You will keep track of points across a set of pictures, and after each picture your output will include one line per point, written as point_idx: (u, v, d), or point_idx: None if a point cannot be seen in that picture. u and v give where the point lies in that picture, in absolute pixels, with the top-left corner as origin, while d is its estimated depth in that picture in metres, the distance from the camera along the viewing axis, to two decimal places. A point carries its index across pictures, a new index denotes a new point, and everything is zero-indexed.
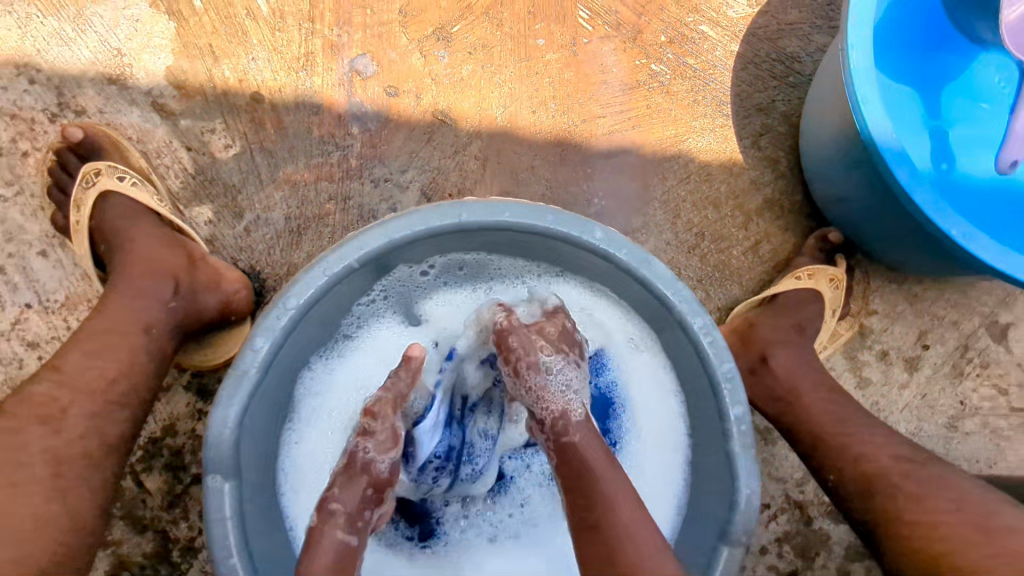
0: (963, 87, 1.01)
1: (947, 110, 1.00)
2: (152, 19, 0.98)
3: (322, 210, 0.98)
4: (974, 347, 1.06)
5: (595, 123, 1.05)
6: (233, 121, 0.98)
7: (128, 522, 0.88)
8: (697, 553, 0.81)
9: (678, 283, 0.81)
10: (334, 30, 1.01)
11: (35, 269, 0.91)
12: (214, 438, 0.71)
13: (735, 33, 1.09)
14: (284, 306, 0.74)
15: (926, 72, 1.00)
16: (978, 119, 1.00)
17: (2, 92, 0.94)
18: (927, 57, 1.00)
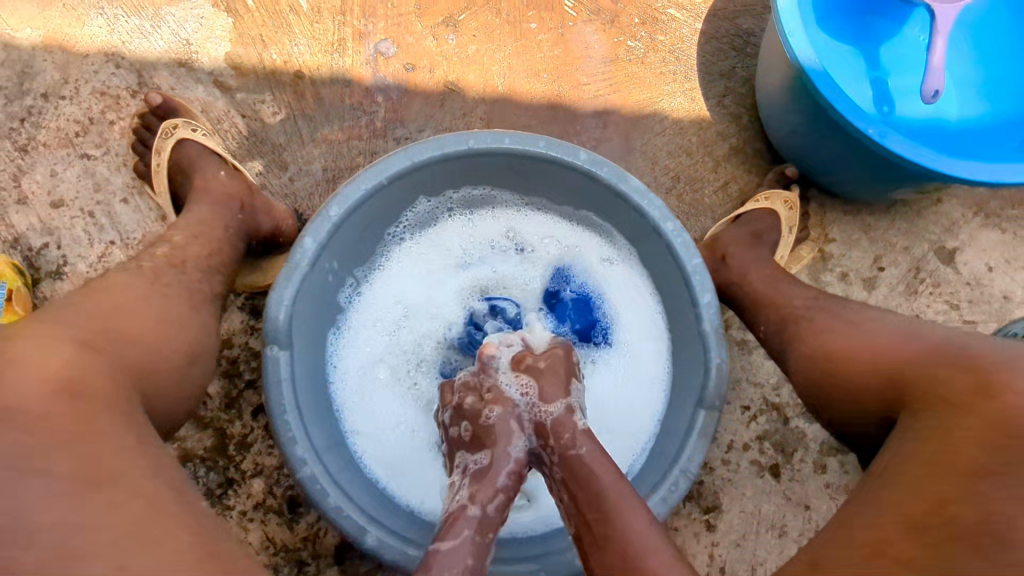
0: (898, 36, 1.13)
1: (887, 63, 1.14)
2: (213, 16, 1.20)
3: (354, 163, 1.18)
4: (927, 268, 1.19)
5: (581, 90, 1.24)
6: (279, 94, 1.18)
7: (193, 421, 1.04)
8: (678, 423, 0.93)
9: (653, 195, 0.94)
10: (361, 20, 1.21)
11: (119, 213, 1.11)
12: (271, 318, 0.86)
13: (698, 14, 1.27)
14: (327, 214, 0.88)
15: (869, 31, 1.13)
16: (914, 63, 1.14)
17: (94, 75, 1.16)
18: (863, 12, 1.13)
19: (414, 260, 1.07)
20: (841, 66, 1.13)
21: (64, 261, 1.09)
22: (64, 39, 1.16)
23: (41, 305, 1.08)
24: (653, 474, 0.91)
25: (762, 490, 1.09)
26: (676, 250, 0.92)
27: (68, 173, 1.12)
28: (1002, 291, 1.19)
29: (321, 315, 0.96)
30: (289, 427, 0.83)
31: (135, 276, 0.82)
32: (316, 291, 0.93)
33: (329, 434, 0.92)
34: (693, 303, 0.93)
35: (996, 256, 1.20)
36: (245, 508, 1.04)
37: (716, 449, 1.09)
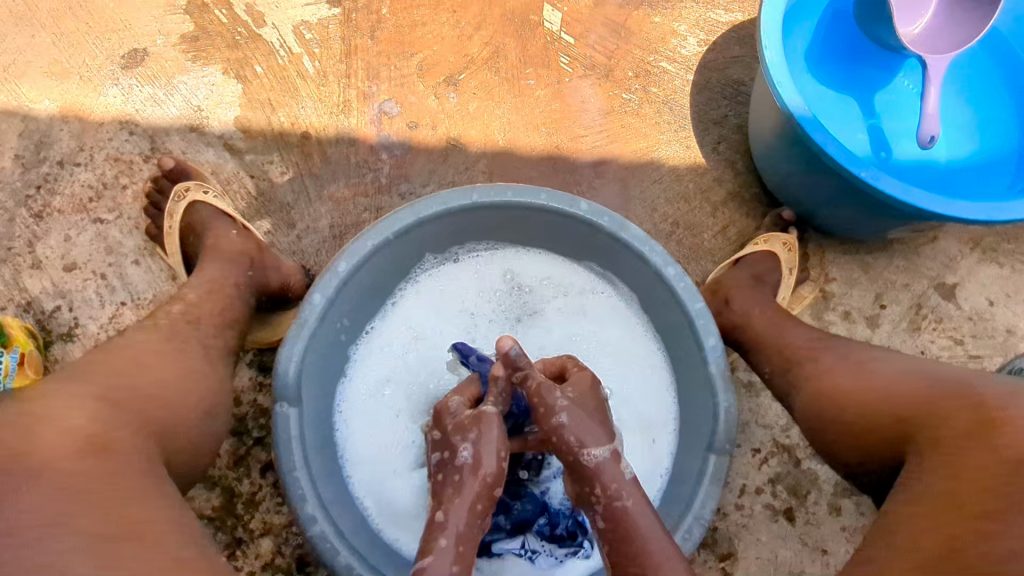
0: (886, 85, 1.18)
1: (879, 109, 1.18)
2: (224, 83, 1.25)
3: (360, 219, 1.20)
4: (928, 304, 1.20)
5: (579, 142, 1.28)
6: (287, 155, 1.22)
7: (202, 481, 1.03)
8: (690, 469, 0.93)
9: (652, 241, 0.96)
10: (365, 83, 1.26)
11: (130, 274, 1.14)
12: (281, 374, 0.87)
13: (690, 66, 1.32)
14: (335, 270, 0.91)
15: (857, 78, 1.18)
16: (904, 108, 1.17)
17: (109, 142, 1.20)
18: (849, 67, 1.18)
19: (418, 315, 1.06)
20: (834, 115, 1.17)
21: (76, 323, 1.11)
22: (80, 109, 1.21)
23: (52, 367, 1.09)
24: (667, 522, 0.90)
25: (777, 534, 1.07)
26: (678, 295, 0.94)
27: (81, 238, 1.15)
28: (1004, 325, 1.19)
29: (329, 370, 0.97)
30: (299, 484, 0.83)
31: (145, 336, 0.84)
32: (325, 346, 0.94)
33: (339, 492, 0.92)
34: (698, 347, 0.93)
35: (996, 290, 1.21)
36: (254, 569, 1.02)
37: (728, 494, 1.08)
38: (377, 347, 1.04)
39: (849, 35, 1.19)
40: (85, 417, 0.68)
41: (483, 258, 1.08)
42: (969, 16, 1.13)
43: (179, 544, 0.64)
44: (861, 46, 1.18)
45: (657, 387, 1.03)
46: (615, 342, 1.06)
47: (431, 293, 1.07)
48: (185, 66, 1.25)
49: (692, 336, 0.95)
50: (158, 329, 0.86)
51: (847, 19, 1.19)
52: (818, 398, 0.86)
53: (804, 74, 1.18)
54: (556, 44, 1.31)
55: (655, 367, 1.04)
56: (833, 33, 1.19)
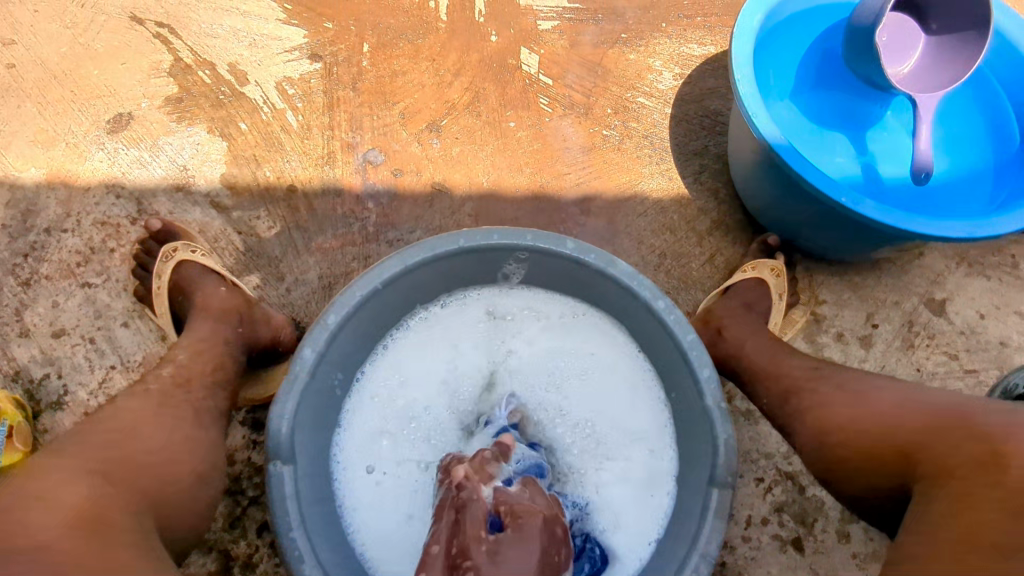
0: (865, 111, 1.19)
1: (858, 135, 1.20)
2: (209, 141, 1.26)
3: (349, 268, 1.21)
4: (920, 321, 1.20)
5: (563, 179, 1.29)
6: (274, 209, 1.23)
7: (198, 546, 1.01)
8: (692, 504, 0.91)
9: (640, 275, 0.96)
10: (349, 133, 1.28)
11: (119, 337, 1.13)
12: (273, 432, 0.86)
13: (666, 100, 1.35)
14: (324, 323, 0.90)
15: (833, 108, 1.21)
16: (884, 137, 1.20)
17: (95, 207, 1.21)
18: (823, 95, 1.21)
19: (408, 357, 1.05)
20: (813, 142, 1.19)
21: (65, 391, 1.10)
22: (66, 175, 1.22)
23: (41, 437, 1.07)
24: (673, 560, 0.88)
25: (787, 565, 1.04)
26: (669, 327, 0.94)
27: (69, 303, 1.14)
28: (997, 338, 1.20)
29: (323, 424, 0.96)
30: (296, 545, 0.82)
31: (135, 403, 0.83)
32: (318, 400, 0.93)
33: (338, 548, 0.90)
34: (694, 380, 0.93)
35: (985, 303, 1.22)
36: None
37: (734, 527, 1.06)
38: (368, 396, 1.02)
39: (821, 66, 1.22)
40: (75, 493, 0.67)
41: (469, 298, 1.08)
42: (953, 56, 1.16)
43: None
44: (831, 78, 1.21)
45: (652, 419, 1.02)
46: (610, 373, 1.05)
47: (418, 338, 1.06)
48: (170, 128, 1.26)
49: (685, 367, 0.95)
50: (148, 393, 0.85)
51: (817, 51, 1.23)
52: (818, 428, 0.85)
53: (779, 105, 1.20)
54: (535, 86, 1.34)
55: (649, 400, 1.03)
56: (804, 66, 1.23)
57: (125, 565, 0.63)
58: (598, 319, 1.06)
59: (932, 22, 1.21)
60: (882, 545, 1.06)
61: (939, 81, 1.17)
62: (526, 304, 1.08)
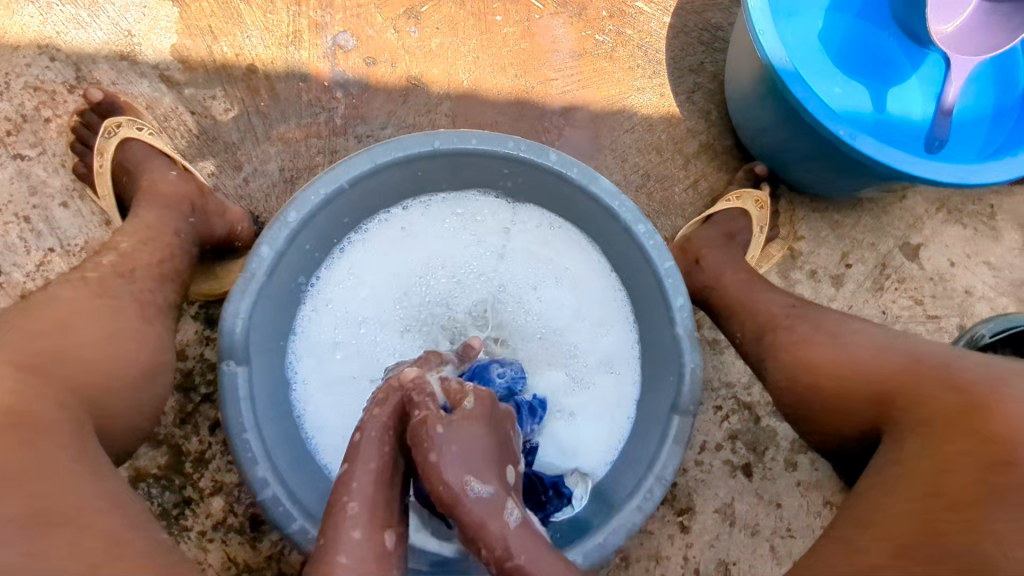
0: (891, 51, 1.14)
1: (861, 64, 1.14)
2: (158, 5, 1.12)
3: (312, 162, 1.12)
4: (892, 264, 1.20)
5: (549, 85, 1.20)
6: (231, 89, 1.12)
7: (147, 439, 0.98)
8: (653, 428, 0.92)
9: (623, 195, 0.91)
10: (318, 11, 1.15)
11: (58, 217, 1.04)
12: (226, 332, 0.81)
13: (667, 7, 1.25)
14: (284, 220, 0.84)
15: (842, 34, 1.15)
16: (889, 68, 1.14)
17: (26, 68, 1.07)
18: (852, 26, 1.14)
19: (370, 264, 0.99)
20: (814, 68, 1.14)
21: None
22: None
23: None
24: (630, 479, 0.89)
25: (734, 489, 1.08)
26: (648, 252, 0.90)
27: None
28: (963, 286, 1.20)
29: (280, 327, 0.91)
30: (248, 447, 0.79)
31: (71, 292, 0.77)
32: (275, 301, 0.88)
33: (294, 452, 0.88)
34: (667, 308, 0.91)
35: (958, 252, 1.21)
36: (205, 529, 0.98)
37: (689, 451, 1.08)
38: (328, 303, 0.97)
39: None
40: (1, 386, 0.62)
41: (433, 204, 1.01)
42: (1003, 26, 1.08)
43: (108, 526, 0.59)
44: (863, 9, 1.14)
45: (620, 344, 1.01)
46: (579, 293, 1.02)
47: (383, 244, 1.00)
48: None
49: (660, 293, 0.92)
50: (86, 281, 0.79)
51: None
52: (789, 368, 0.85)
53: (784, 26, 1.13)
54: None
55: (618, 323, 1.01)
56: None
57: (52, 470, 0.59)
58: (573, 238, 1.02)
59: None
60: (826, 476, 1.09)
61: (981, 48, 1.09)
62: (499, 218, 1.02)
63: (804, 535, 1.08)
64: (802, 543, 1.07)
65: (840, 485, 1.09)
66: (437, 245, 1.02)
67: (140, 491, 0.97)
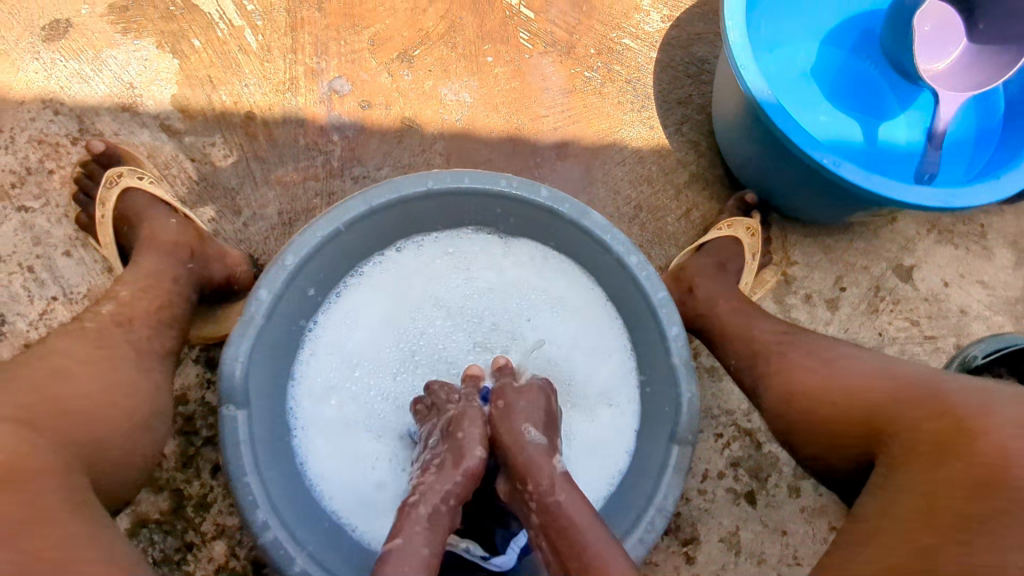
0: (883, 87, 1.19)
1: (846, 94, 1.19)
2: (159, 58, 1.16)
3: (310, 205, 1.14)
4: (886, 286, 1.21)
5: (540, 122, 1.23)
6: (230, 136, 1.15)
7: (149, 484, 0.98)
8: (652, 458, 0.92)
9: (614, 228, 0.93)
10: (313, 58, 1.19)
11: (61, 266, 1.06)
12: (226, 376, 0.82)
13: (653, 43, 1.28)
14: (282, 263, 0.85)
15: (828, 65, 1.20)
16: (875, 96, 1.19)
17: (31, 123, 1.11)
18: (846, 62, 1.20)
19: (367, 304, 1.01)
20: (799, 98, 1.18)
21: (2, 321, 1.03)
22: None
23: None
24: (631, 511, 0.89)
25: (738, 517, 1.07)
26: (641, 284, 0.92)
27: (4, 227, 1.06)
28: (959, 305, 1.21)
29: (279, 368, 0.92)
30: (249, 490, 0.79)
31: (72, 343, 0.78)
32: (275, 343, 0.90)
33: (295, 494, 0.88)
34: (662, 337, 0.92)
35: (951, 271, 1.22)
36: (206, 574, 0.97)
37: (691, 480, 1.08)
38: (326, 345, 0.98)
39: (850, 33, 1.21)
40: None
41: (425, 242, 1.03)
42: (993, 59, 1.10)
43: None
44: (857, 46, 1.20)
45: (618, 376, 1.01)
46: (575, 326, 1.03)
47: (379, 285, 1.01)
48: (114, 40, 1.15)
49: (655, 324, 0.93)
50: (85, 332, 0.80)
51: (850, 18, 1.21)
52: (784, 396, 0.86)
53: (766, 57, 1.18)
54: (515, 19, 1.25)
55: (615, 355, 1.02)
56: (826, 29, 1.20)
57: (42, 523, 0.60)
58: (566, 272, 1.03)
59: (979, 21, 1.14)
60: (831, 501, 1.09)
61: (974, 81, 1.11)
62: (494, 254, 1.04)
63: (811, 562, 1.07)
64: (809, 571, 1.06)
65: (845, 510, 1.08)
66: (429, 283, 1.03)
67: (142, 537, 0.97)
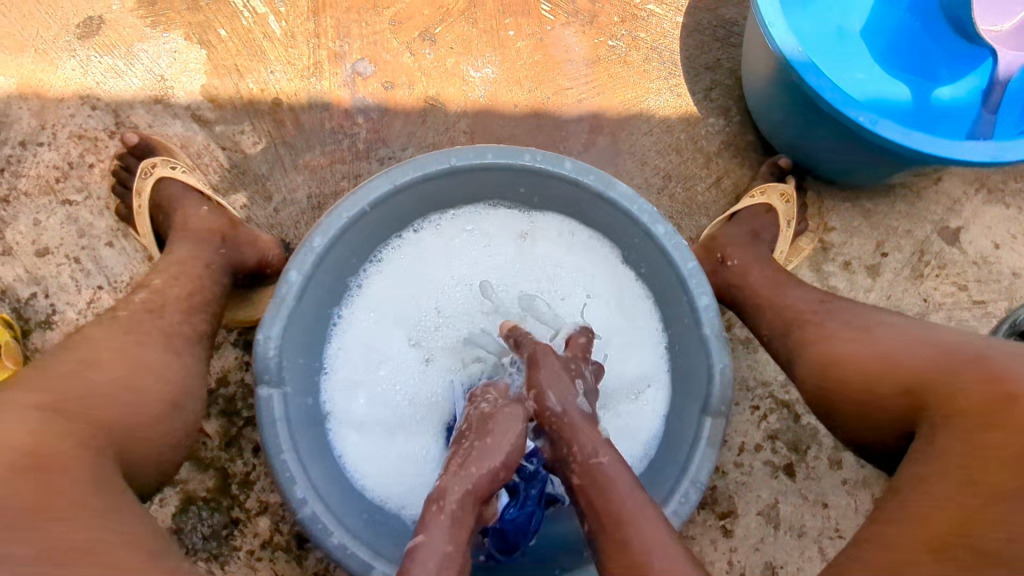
0: None
1: (891, 54, 1.14)
2: (187, 49, 1.18)
3: (338, 188, 1.16)
4: (931, 250, 1.16)
5: (564, 95, 1.21)
6: (258, 123, 1.17)
7: (195, 463, 1.01)
8: (686, 430, 0.91)
9: (640, 199, 0.92)
10: (336, 42, 1.19)
11: (105, 256, 1.10)
12: (261, 356, 0.85)
13: (678, 7, 1.24)
14: (310, 245, 0.87)
15: (875, 25, 1.15)
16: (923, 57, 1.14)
17: (70, 119, 1.15)
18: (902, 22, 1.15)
19: (393, 284, 1.01)
20: (834, 59, 1.15)
21: (53, 311, 1.07)
22: (38, 85, 1.15)
23: (32, 356, 1.06)
24: (666, 483, 0.88)
25: (777, 491, 1.05)
26: (669, 254, 0.90)
27: (51, 221, 1.11)
28: (1010, 268, 1.15)
29: (313, 349, 0.94)
30: (286, 467, 0.82)
31: (111, 331, 0.81)
32: (306, 324, 0.91)
33: (331, 471, 0.90)
34: (692, 308, 0.90)
35: (1001, 233, 1.17)
36: (253, 548, 1.01)
37: (728, 452, 1.06)
38: (356, 326, 0.99)
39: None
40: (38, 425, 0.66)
41: (443, 220, 1.02)
42: None
43: (141, 554, 0.64)
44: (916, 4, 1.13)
45: (647, 351, 1.00)
46: (602, 299, 1.02)
47: (404, 265, 1.02)
48: (144, 34, 1.18)
49: (684, 294, 0.92)
50: (122, 319, 0.84)
51: None
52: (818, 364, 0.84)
53: (800, 15, 1.15)
54: None
55: (643, 329, 1.01)
56: None
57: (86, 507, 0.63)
58: (592, 245, 1.02)
59: None
60: (874, 473, 1.06)
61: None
62: (517, 230, 1.03)
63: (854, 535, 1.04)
64: (852, 544, 1.04)
65: (889, 481, 1.05)
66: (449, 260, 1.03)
67: (190, 514, 1.00)
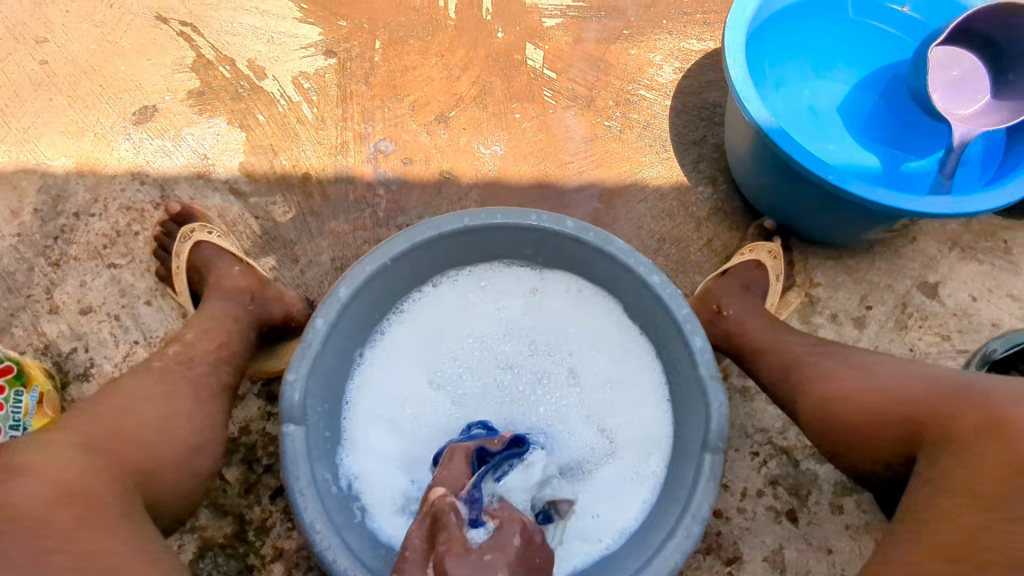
0: (904, 122, 1.27)
1: (860, 129, 1.28)
2: (229, 131, 1.33)
3: (360, 251, 1.26)
4: (912, 303, 1.23)
5: (565, 168, 1.34)
6: (289, 195, 1.29)
7: (214, 509, 1.05)
8: (687, 466, 0.95)
9: (636, 252, 1.01)
10: (362, 125, 1.34)
11: (142, 314, 1.19)
12: (287, 396, 0.91)
13: (667, 92, 1.40)
14: (337, 295, 0.95)
15: (844, 105, 1.30)
16: (890, 132, 1.27)
17: (121, 192, 1.28)
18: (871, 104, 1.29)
19: (412, 332, 1.09)
20: (809, 132, 1.28)
21: (91, 363, 1.16)
22: (95, 164, 1.29)
23: (69, 407, 1.13)
24: (667, 518, 0.92)
25: (781, 535, 1.07)
26: (664, 302, 0.98)
27: (96, 282, 1.21)
28: (989, 319, 1.23)
29: (334, 393, 1.01)
30: (305, 500, 0.86)
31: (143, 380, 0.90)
32: (328, 369, 0.98)
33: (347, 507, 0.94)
34: (688, 352, 0.97)
35: (978, 286, 1.25)
36: None
37: (730, 497, 1.09)
38: (376, 371, 1.06)
39: (877, 76, 1.30)
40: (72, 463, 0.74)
41: (460, 275, 1.12)
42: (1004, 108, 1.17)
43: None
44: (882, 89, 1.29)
45: (649, 395, 1.06)
46: (606, 347, 1.09)
47: (422, 315, 1.10)
48: (192, 119, 1.33)
49: (681, 339, 0.99)
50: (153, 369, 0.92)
51: (873, 63, 1.31)
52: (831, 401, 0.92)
53: (774, 94, 1.28)
54: (540, 80, 1.39)
55: (644, 374, 1.07)
56: (844, 74, 1.31)
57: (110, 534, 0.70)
58: (595, 297, 1.11)
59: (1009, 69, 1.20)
60: (874, 517, 1.08)
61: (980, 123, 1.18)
62: (526, 284, 1.12)
63: None
64: None
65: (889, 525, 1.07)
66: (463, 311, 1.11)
67: (207, 560, 1.03)
